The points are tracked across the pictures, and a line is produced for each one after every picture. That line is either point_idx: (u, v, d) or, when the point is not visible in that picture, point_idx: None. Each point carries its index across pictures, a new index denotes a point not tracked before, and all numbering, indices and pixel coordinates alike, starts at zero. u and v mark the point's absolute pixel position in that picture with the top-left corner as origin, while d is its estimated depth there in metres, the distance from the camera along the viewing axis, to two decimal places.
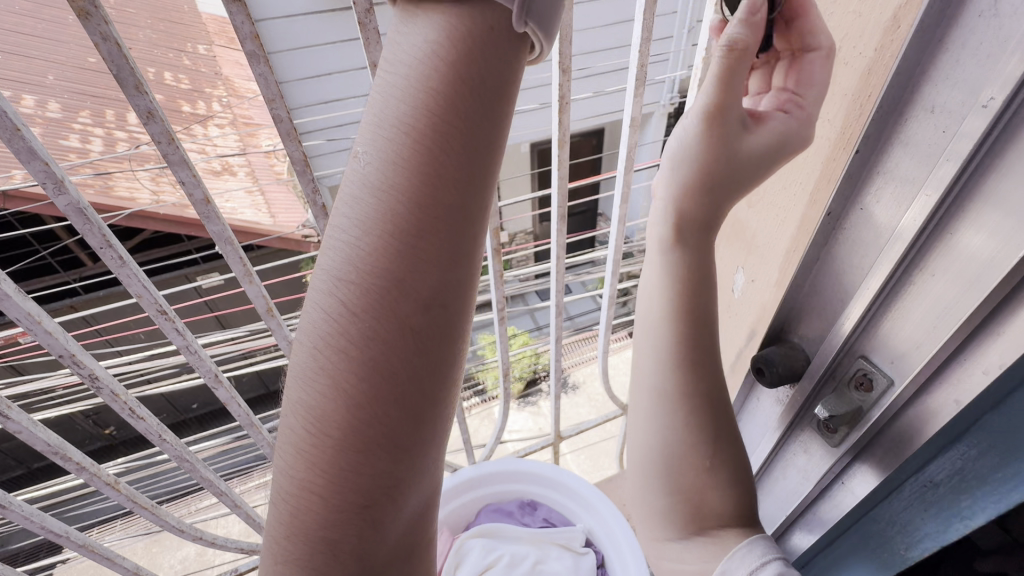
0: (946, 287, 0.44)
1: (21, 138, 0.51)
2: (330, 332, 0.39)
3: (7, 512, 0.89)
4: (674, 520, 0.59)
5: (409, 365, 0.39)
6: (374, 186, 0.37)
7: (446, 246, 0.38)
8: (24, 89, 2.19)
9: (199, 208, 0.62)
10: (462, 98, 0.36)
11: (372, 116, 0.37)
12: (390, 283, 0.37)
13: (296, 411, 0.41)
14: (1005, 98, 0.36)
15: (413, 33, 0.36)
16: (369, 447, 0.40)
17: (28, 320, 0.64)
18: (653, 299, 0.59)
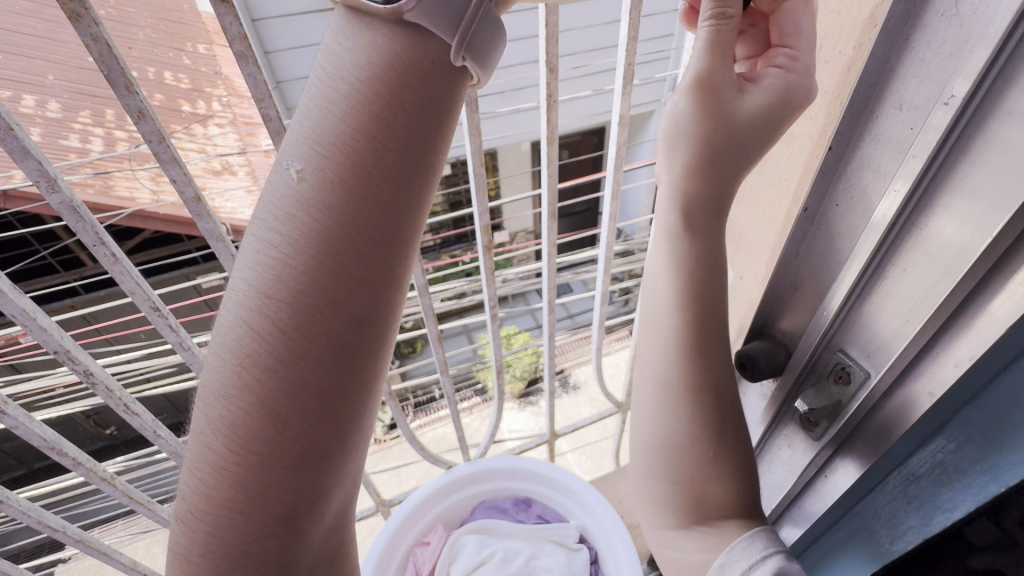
0: (918, 279, 0.45)
1: (14, 137, 0.51)
2: (254, 350, 0.41)
3: (5, 507, 0.89)
4: (674, 510, 0.58)
5: (328, 372, 0.42)
6: (300, 213, 0.41)
7: (366, 271, 0.42)
8: (24, 90, 2.20)
9: (190, 206, 0.63)
10: (386, 136, 0.41)
11: (295, 142, 0.41)
12: (315, 305, 0.41)
13: (215, 428, 0.42)
14: (967, 93, 0.37)
15: (342, 76, 0.41)
16: (279, 449, 0.42)
17: (24, 317, 0.65)
18: (664, 289, 0.55)
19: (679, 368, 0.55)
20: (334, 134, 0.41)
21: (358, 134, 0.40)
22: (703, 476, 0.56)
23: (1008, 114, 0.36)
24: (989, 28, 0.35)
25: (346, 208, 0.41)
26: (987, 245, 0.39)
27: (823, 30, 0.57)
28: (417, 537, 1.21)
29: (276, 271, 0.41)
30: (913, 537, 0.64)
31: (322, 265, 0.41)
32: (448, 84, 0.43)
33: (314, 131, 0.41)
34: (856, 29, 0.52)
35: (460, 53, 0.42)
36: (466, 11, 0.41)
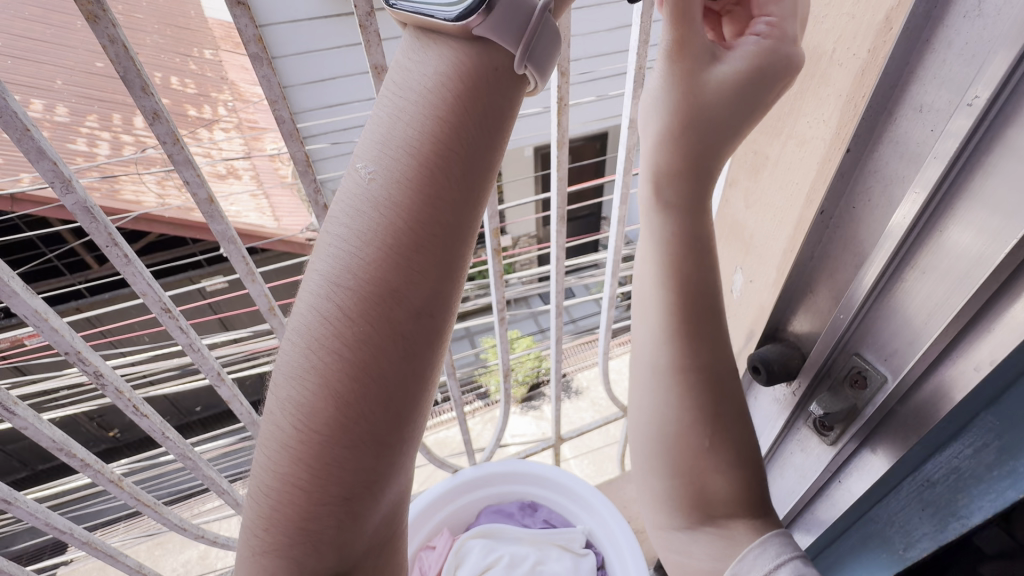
0: (937, 282, 0.44)
1: (30, 138, 0.52)
2: (326, 335, 0.42)
3: (13, 508, 0.89)
4: (678, 510, 0.57)
5: (394, 361, 0.42)
6: (375, 201, 0.41)
7: (435, 260, 0.42)
8: (32, 94, 2.22)
9: (203, 208, 0.63)
10: (460, 130, 0.41)
11: (373, 132, 0.42)
12: (386, 292, 0.41)
13: (285, 409, 0.43)
14: (990, 95, 0.37)
15: (422, 72, 0.41)
16: (345, 438, 0.42)
17: (36, 318, 0.65)
18: (651, 272, 0.55)
19: (667, 352, 0.55)
20: (407, 130, 0.41)
21: (432, 126, 0.41)
22: (704, 470, 0.55)
23: None
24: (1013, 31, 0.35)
25: (417, 200, 0.41)
26: (1009, 250, 0.39)
27: (837, 33, 0.57)
28: (422, 541, 1.21)
29: (349, 257, 0.41)
30: (927, 544, 0.63)
31: (392, 257, 0.41)
32: (514, 90, 0.43)
33: (392, 123, 0.42)
34: (870, 31, 0.52)
35: (524, 62, 0.42)
36: (529, 23, 0.41)
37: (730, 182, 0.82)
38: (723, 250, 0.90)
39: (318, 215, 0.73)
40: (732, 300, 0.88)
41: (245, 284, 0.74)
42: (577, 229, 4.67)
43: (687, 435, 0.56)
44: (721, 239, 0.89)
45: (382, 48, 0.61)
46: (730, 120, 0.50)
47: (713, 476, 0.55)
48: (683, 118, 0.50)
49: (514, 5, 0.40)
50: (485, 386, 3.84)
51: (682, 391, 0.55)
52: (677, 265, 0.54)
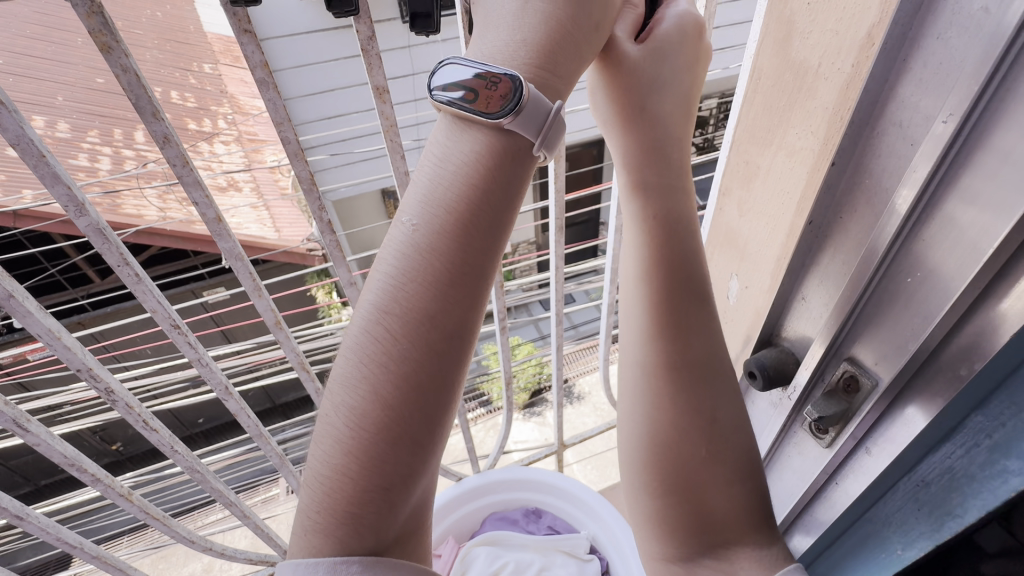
0: (923, 289, 0.46)
1: (45, 164, 0.54)
2: (374, 350, 0.43)
3: (25, 524, 0.91)
4: (672, 532, 0.57)
5: (435, 378, 0.44)
6: (424, 230, 0.43)
7: (474, 286, 0.44)
8: (35, 111, 2.26)
9: (211, 226, 0.65)
10: (499, 172, 0.44)
11: (423, 166, 0.45)
12: (431, 314, 0.43)
13: (334, 415, 0.45)
14: (963, 112, 0.38)
15: (469, 120, 0.44)
16: (388, 451, 0.44)
17: (49, 336, 0.67)
18: (635, 274, 0.59)
19: (647, 351, 0.58)
20: (454, 169, 0.44)
21: (477, 165, 0.44)
22: (703, 487, 0.57)
23: (1002, 133, 0.37)
24: (984, 53, 0.37)
25: (461, 230, 0.43)
26: (983, 261, 0.40)
27: (822, 48, 0.59)
28: (428, 549, 1.21)
29: (399, 281, 0.43)
30: (924, 543, 0.64)
31: (439, 283, 0.43)
32: (524, 168, 0.45)
33: (440, 160, 0.44)
34: (853, 47, 0.54)
35: (538, 148, 0.45)
36: (546, 121, 0.44)
37: (724, 191, 0.85)
38: (718, 257, 0.91)
39: (322, 231, 0.75)
40: (728, 307, 0.89)
41: (252, 299, 0.76)
42: (576, 235, 4.71)
43: (664, 439, 0.57)
44: (716, 246, 0.91)
45: (383, 69, 0.63)
46: (664, 90, 0.56)
47: (703, 488, 0.56)
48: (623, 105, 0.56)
49: (536, 104, 0.42)
50: (487, 393, 3.85)
51: (672, 393, 0.57)
52: (653, 259, 0.57)
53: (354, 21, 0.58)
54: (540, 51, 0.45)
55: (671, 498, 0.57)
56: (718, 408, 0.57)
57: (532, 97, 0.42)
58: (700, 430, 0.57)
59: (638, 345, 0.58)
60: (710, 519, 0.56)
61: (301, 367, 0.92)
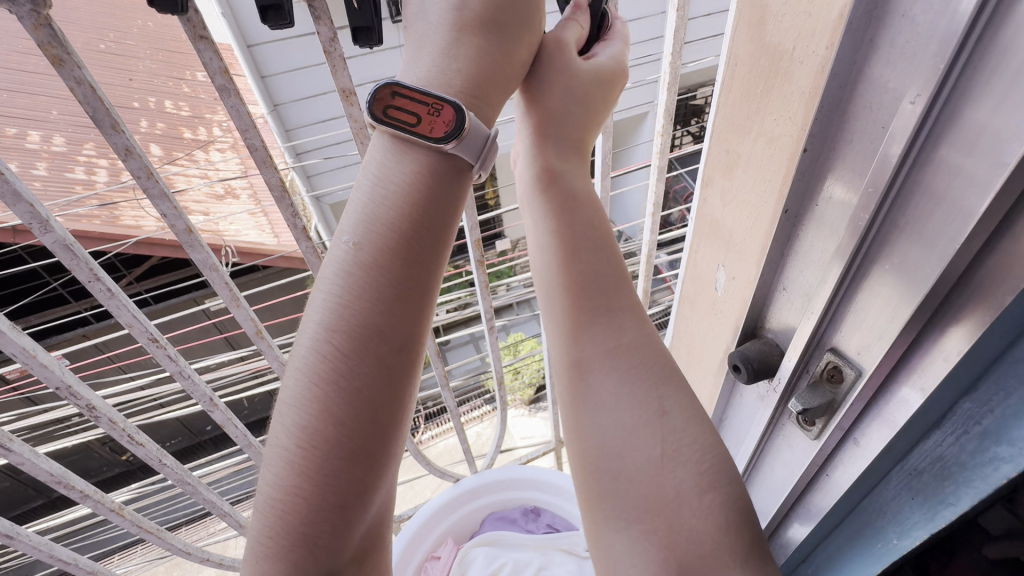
0: (898, 279, 0.45)
1: (5, 181, 0.53)
2: (322, 367, 0.48)
3: (16, 542, 0.90)
4: (644, 549, 0.52)
5: (382, 388, 0.49)
6: (363, 255, 0.49)
7: (413, 301, 0.50)
8: (28, 126, 2.26)
9: (182, 238, 0.64)
10: (429, 201, 0.51)
11: (359, 199, 0.50)
12: (375, 329, 0.48)
13: (288, 433, 0.48)
14: (929, 97, 0.37)
15: (397, 153, 0.51)
16: (342, 462, 0.47)
17: (24, 355, 0.66)
18: (556, 278, 0.61)
19: (569, 350, 0.59)
20: (387, 200, 0.50)
21: (409, 195, 0.50)
22: (662, 495, 0.53)
23: (975, 112, 0.36)
24: (948, 32, 0.35)
25: (397, 253, 0.49)
26: (961, 242, 0.39)
27: (796, 32, 0.57)
28: (427, 552, 1.21)
29: (342, 303, 0.48)
30: (920, 532, 0.63)
31: (379, 301, 0.49)
32: (456, 184, 0.53)
33: (375, 193, 0.50)
34: (827, 28, 0.52)
35: (477, 169, 0.53)
36: (486, 146, 0.52)
37: (707, 180, 0.83)
38: (704, 248, 0.90)
39: (298, 238, 0.74)
40: (716, 298, 0.88)
41: (230, 309, 0.75)
42: None
43: (615, 422, 0.56)
44: (702, 237, 0.90)
45: (348, 71, 0.62)
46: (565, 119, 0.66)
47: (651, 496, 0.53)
48: (539, 123, 0.64)
49: (477, 133, 0.51)
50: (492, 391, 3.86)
51: (611, 379, 0.57)
52: (568, 259, 0.61)
53: (314, 23, 0.57)
54: (468, 80, 0.54)
55: (628, 496, 0.54)
56: (665, 407, 0.56)
57: (474, 127, 0.50)
58: (653, 425, 0.55)
59: (558, 347, 0.60)
60: (684, 537, 0.51)
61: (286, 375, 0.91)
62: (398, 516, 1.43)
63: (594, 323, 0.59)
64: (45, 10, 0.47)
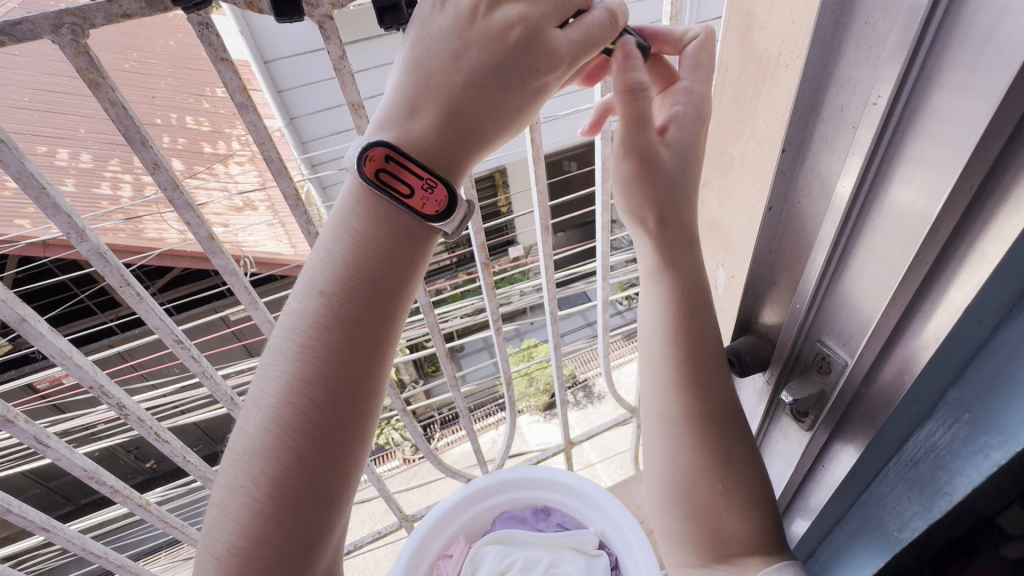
0: (874, 269, 0.47)
1: (46, 195, 0.58)
2: (285, 419, 0.55)
3: (52, 535, 0.95)
4: (692, 548, 0.61)
5: (338, 434, 0.57)
6: (321, 319, 0.56)
7: (365, 359, 0.58)
8: (58, 144, 2.37)
9: (204, 244, 0.69)
10: (380, 270, 0.58)
11: (318, 271, 0.57)
12: (333, 384, 0.56)
13: (250, 480, 0.55)
14: (889, 96, 0.40)
15: (349, 222, 0.57)
16: (303, 501, 0.55)
17: (62, 357, 0.72)
18: (654, 325, 0.64)
19: (677, 404, 0.62)
20: (342, 269, 0.57)
21: (361, 268, 0.57)
22: (714, 514, 0.60)
23: (934, 104, 0.38)
24: (904, 32, 0.38)
25: (352, 318, 0.57)
26: (931, 225, 0.41)
27: (780, 38, 0.59)
28: (440, 549, 1.24)
29: (303, 364, 0.56)
30: (917, 524, 0.63)
31: (336, 360, 0.56)
32: (414, 249, 0.60)
33: (331, 265, 0.57)
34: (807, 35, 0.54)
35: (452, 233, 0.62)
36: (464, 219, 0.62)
37: (704, 181, 0.86)
38: (705, 248, 0.91)
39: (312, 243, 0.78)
40: (716, 297, 0.90)
41: (249, 311, 0.80)
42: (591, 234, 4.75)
43: (686, 458, 0.61)
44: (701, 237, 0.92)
45: (356, 86, 0.66)
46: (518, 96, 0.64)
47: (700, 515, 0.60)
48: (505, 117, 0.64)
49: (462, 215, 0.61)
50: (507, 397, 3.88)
51: (689, 419, 0.61)
52: (681, 317, 0.63)
53: (324, 43, 0.61)
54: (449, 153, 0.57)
55: (689, 522, 0.61)
56: (732, 449, 0.61)
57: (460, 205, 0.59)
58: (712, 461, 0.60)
59: (658, 399, 0.63)
60: (728, 543, 0.59)
61: None
62: (412, 516, 1.46)
63: (691, 378, 0.62)
64: (83, 39, 0.52)
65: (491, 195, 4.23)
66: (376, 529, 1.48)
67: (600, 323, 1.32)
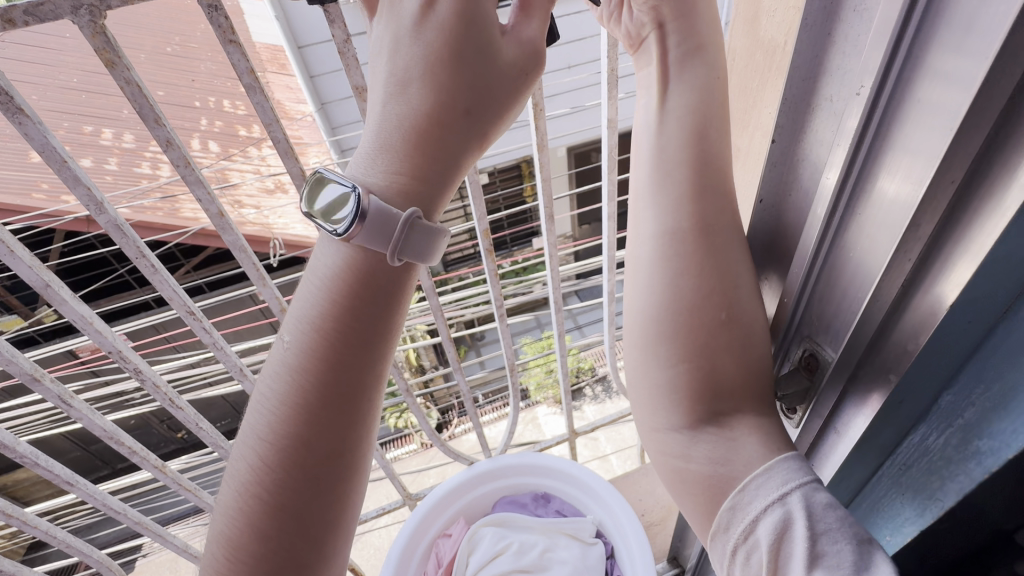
0: (859, 262, 0.47)
1: (67, 168, 0.61)
2: (252, 478, 0.53)
3: (75, 491, 1.01)
4: (691, 496, 0.57)
5: (304, 496, 0.53)
6: (289, 370, 0.54)
7: (332, 413, 0.53)
8: (103, 124, 2.49)
9: (214, 220, 0.72)
10: (350, 318, 0.54)
11: (289, 321, 0.55)
12: (297, 442, 0.53)
13: (221, 538, 0.54)
14: (871, 87, 0.40)
15: (324, 268, 0.55)
16: (267, 567, 0.52)
17: (83, 322, 0.76)
18: (644, 250, 0.60)
19: (664, 325, 0.57)
20: (311, 316, 0.54)
21: (329, 316, 0.53)
22: (711, 351, 0.56)
23: (919, 92, 0.38)
24: (886, 22, 0.38)
25: (318, 369, 0.53)
26: (915, 213, 0.41)
27: (788, 26, 0.57)
28: (439, 529, 1.26)
29: (270, 418, 0.54)
30: (910, 529, 0.62)
31: (300, 415, 0.53)
32: (389, 292, 0.56)
33: (302, 314, 0.54)
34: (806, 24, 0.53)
35: (394, 256, 0.54)
36: (396, 230, 0.53)
37: None
38: None
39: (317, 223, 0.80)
40: None
41: (258, 288, 0.83)
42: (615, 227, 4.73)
43: (680, 383, 0.56)
44: None
45: (361, 70, 0.67)
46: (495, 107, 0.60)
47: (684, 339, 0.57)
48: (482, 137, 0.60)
49: (381, 215, 0.52)
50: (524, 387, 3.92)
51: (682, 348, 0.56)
52: (672, 232, 0.58)
53: (329, 27, 0.62)
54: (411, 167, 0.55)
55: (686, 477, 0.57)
56: (740, 278, 0.57)
57: (374, 209, 0.52)
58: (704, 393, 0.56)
59: (665, 209, 0.59)
60: (720, 383, 0.55)
61: None
62: (417, 496, 1.49)
63: (705, 187, 0.59)
64: (100, 20, 0.55)
65: (515, 186, 4.25)
66: (381, 506, 1.53)
67: (607, 316, 1.32)
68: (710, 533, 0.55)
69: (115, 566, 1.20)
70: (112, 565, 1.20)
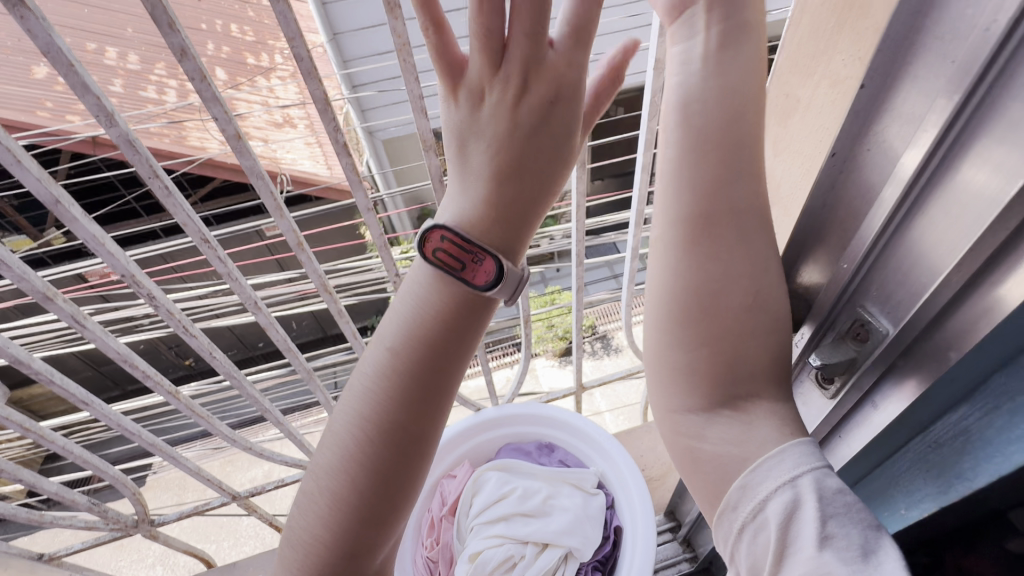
0: (943, 228, 0.43)
1: (75, 73, 0.57)
2: (353, 454, 0.54)
3: (90, 410, 1.02)
4: (696, 474, 0.55)
5: (399, 474, 0.54)
6: (398, 357, 0.54)
7: (437, 400, 0.55)
8: (107, 42, 2.38)
9: (231, 143, 0.68)
10: (462, 315, 0.54)
11: (400, 311, 0.55)
12: (404, 425, 0.54)
13: (315, 503, 0.55)
14: (1008, 21, 0.34)
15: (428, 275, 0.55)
16: (360, 534, 0.54)
17: (95, 242, 0.73)
18: (669, 229, 0.55)
19: (681, 307, 0.54)
20: (424, 309, 0.54)
21: (442, 311, 0.54)
22: (730, 336, 0.53)
23: None
24: None
25: (429, 359, 0.54)
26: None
27: None
28: (444, 470, 1.29)
29: (377, 399, 0.54)
30: (928, 504, 0.62)
31: (408, 399, 0.54)
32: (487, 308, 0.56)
33: (414, 306, 0.55)
34: None
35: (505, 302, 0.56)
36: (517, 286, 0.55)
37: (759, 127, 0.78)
38: None
39: (339, 153, 0.75)
40: None
41: (274, 220, 0.80)
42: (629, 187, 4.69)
43: (694, 366, 0.54)
44: None
45: None
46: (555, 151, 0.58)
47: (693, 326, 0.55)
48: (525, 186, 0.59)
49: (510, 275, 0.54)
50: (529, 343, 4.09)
51: (699, 338, 0.54)
52: (696, 214, 0.54)
53: None
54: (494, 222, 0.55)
55: (692, 461, 0.56)
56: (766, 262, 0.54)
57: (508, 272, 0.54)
58: (719, 381, 0.53)
59: (682, 193, 0.54)
60: (739, 370, 0.53)
61: (325, 289, 0.95)
62: None
63: (735, 165, 0.54)
64: None
65: None
66: None
67: (626, 275, 1.29)
68: (716, 517, 0.54)
69: (131, 483, 1.24)
70: (128, 481, 1.24)
